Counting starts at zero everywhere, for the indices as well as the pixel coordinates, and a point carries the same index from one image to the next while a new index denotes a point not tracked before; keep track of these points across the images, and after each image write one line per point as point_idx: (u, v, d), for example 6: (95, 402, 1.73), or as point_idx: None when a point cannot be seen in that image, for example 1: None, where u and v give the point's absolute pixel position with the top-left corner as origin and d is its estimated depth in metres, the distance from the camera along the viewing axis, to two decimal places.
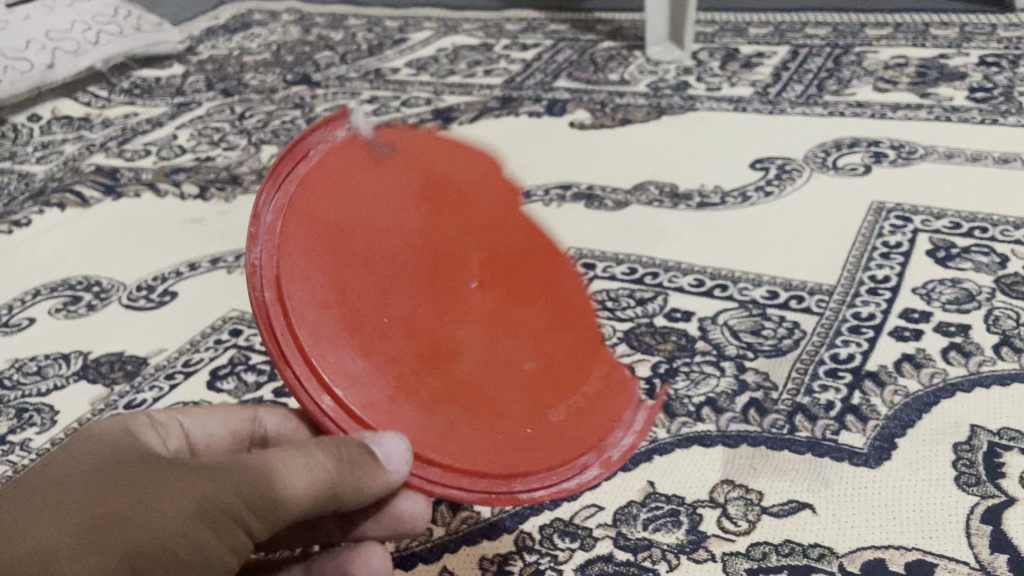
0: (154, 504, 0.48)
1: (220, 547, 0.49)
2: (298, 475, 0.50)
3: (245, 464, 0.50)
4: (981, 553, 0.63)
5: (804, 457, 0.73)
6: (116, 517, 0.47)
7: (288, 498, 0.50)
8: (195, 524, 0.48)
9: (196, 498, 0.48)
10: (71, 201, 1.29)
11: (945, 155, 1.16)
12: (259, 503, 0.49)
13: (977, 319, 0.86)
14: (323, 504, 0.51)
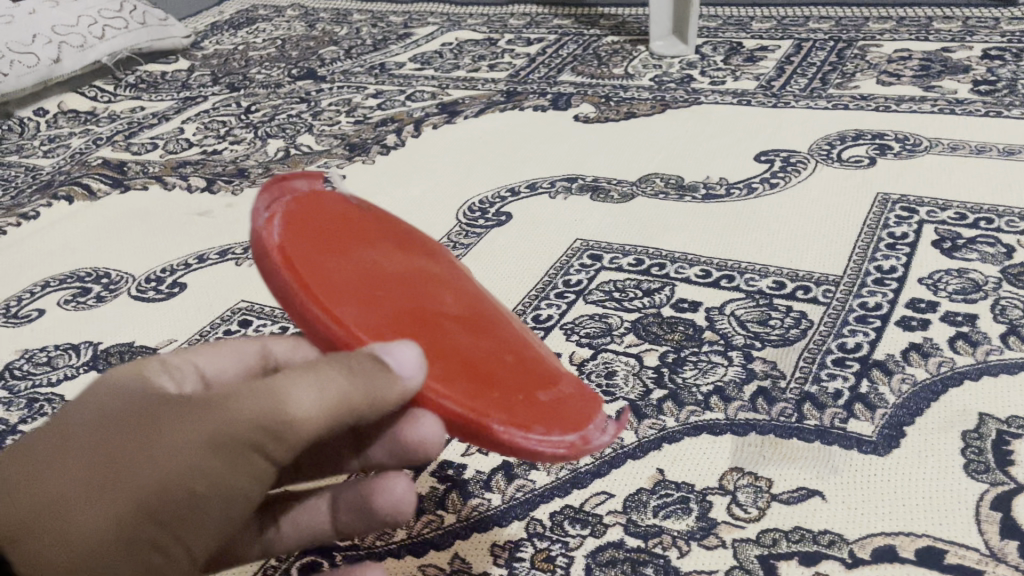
0: (153, 446, 0.45)
1: (236, 480, 0.45)
2: (308, 394, 0.44)
3: (252, 386, 0.45)
4: (991, 539, 0.64)
5: (812, 445, 0.73)
6: (113, 465, 0.45)
7: (300, 420, 0.44)
8: (202, 458, 0.44)
9: (199, 431, 0.45)
10: (78, 194, 1.29)
11: (950, 147, 1.17)
12: (268, 429, 0.44)
13: (983, 308, 0.87)
14: (344, 424, 0.46)
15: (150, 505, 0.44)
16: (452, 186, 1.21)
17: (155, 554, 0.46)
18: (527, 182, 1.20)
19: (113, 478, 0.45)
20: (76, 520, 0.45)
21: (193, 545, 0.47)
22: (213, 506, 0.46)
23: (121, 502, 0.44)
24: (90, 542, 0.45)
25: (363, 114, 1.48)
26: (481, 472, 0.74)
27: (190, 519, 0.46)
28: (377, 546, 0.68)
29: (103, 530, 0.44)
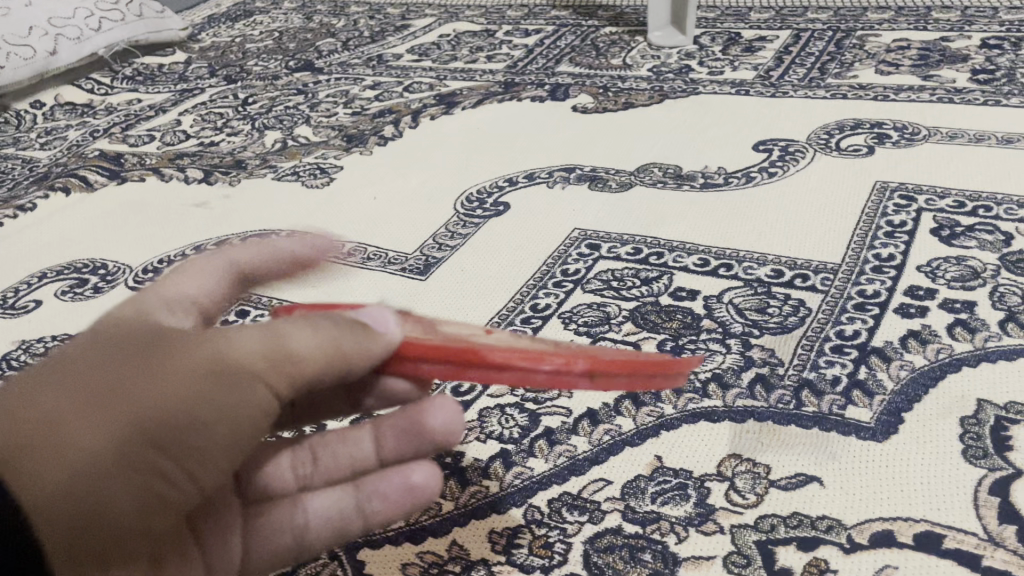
0: (156, 373, 0.46)
1: (244, 411, 0.46)
2: (306, 332, 0.47)
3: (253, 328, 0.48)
4: (989, 524, 0.64)
5: (810, 431, 0.73)
6: (113, 394, 0.45)
7: (301, 354, 0.47)
8: (211, 383, 0.45)
9: (205, 361, 0.46)
10: (75, 185, 1.29)
11: (949, 135, 1.16)
12: (271, 360, 0.46)
13: (982, 295, 0.87)
14: (341, 369, 0.48)
15: (155, 426, 0.44)
16: (451, 176, 1.21)
17: (164, 483, 0.45)
18: (526, 172, 1.20)
19: (115, 402, 0.45)
20: (75, 443, 0.43)
21: (202, 479, 0.47)
22: (223, 438, 0.46)
23: (130, 422, 0.44)
24: (91, 466, 0.43)
25: (361, 105, 1.48)
26: (480, 460, 0.74)
27: (196, 448, 0.45)
28: (375, 535, 0.68)
29: (106, 449, 0.43)
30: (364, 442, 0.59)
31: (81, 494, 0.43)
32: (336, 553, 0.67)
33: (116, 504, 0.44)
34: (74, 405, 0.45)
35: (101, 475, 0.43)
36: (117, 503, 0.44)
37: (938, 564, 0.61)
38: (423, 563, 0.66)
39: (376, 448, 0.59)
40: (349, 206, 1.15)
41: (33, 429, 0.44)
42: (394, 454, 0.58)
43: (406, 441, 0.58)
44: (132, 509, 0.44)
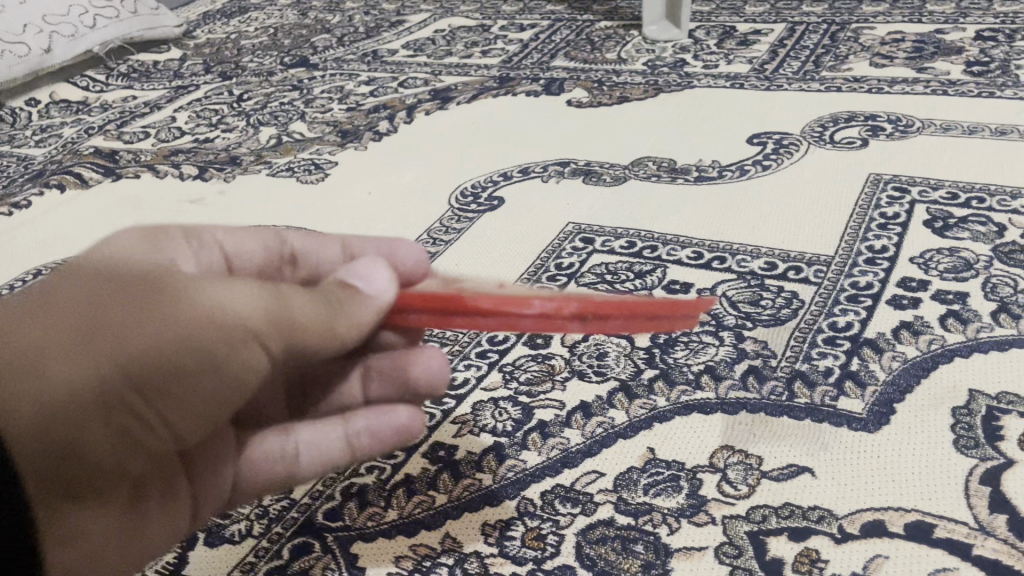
0: (152, 312, 0.46)
1: (232, 365, 0.48)
2: (307, 300, 0.49)
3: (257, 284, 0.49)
4: (980, 514, 0.64)
5: (803, 423, 0.73)
6: (108, 329, 0.45)
7: (302, 320, 0.48)
8: (205, 337, 0.46)
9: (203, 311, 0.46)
10: (70, 182, 1.30)
11: (942, 127, 1.16)
12: (268, 320, 0.48)
13: (974, 287, 0.87)
14: (336, 344, 0.50)
15: (142, 376, 0.45)
16: (445, 171, 1.21)
17: (142, 420, 0.47)
18: (520, 167, 1.20)
19: (109, 336, 0.45)
20: (57, 376, 0.44)
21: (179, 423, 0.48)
22: (207, 384, 0.48)
23: (115, 361, 0.45)
24: (70, 399, 0.44)
25: (356, 101, 1.48)
26: (473, 452, 0.75)
27: (173, 396, 0.47)
28: (369, 527, 0.69)
29: (95, 384, 0.44)
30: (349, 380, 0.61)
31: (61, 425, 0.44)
32: (330, 546, 0.67)
33: (95, 436, 0.45)
34: (64, 333, 0.45)
35: (77, 412, 0.44)
36: (93, 439, 0.45)
37: (928, 553, 0.62)
38: (416, 556, 0.66)
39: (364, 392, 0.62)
40: (343, 202, 1.15)
41: (26, 354, 0.44)
42: (379, 395, 0.61)
43: (389, 382, 0.61)
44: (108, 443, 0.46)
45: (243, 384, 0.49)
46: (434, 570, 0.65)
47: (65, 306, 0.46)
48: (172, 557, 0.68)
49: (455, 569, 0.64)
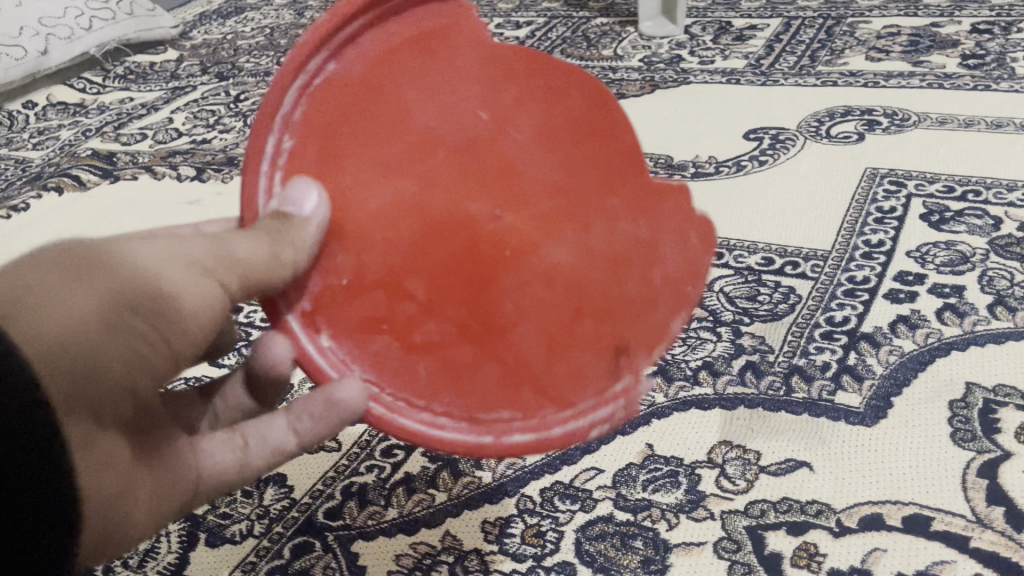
0: (115, 258, 0.45)
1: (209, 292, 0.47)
2: (246, 242, 0.48)
3: (203, 238, 0.48)
4: (977, 506, 0.64)
5: (800, 417, 0.74)
6: (85, 264, 0.44)
7: (244, 259, 0.47)
8: (180, 267, 0.46)
9: (168, 253, 0.47)
10: (68, 185, 1.30)
11: (939, 121, 1.17)
12: (216, 259, 0.47)
13: (971, 280, 0.87)
14: (284, 275, 0.49)
15: (142, 297, 0.44)
16: None
17: (148, 348, 0.45)
18: None
19: (95, 271, 0.44)
20: (64, 308, 0.42)
21: (178, 351, 0.47)
22: (200, 314, 0.47)
23: (108, 287, 0.44)
24: (86, 324, 0.43)
25: None
26: None
27: (176, 318, 0.46)
28: (368, 526, 0.69)
29: (97, 312, 0.43)
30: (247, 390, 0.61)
31: (76, 352, 0.42)
32: (330, 545, 0.68)
33: (103, 367, 0.44)
34: (50, 277, 0.43)
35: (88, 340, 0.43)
36: (108, 364, 0.44)
37: (926, 546, 0.62)
38: (416, 554, 0.66)
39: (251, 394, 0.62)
40: None
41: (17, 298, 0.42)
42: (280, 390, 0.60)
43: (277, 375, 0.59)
44: (118, 370, 0.45)
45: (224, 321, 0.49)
46: (434, 568, 0.65)
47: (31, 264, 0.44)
48: (173, 558, 0.68)
49: (455, 567, 0.65)
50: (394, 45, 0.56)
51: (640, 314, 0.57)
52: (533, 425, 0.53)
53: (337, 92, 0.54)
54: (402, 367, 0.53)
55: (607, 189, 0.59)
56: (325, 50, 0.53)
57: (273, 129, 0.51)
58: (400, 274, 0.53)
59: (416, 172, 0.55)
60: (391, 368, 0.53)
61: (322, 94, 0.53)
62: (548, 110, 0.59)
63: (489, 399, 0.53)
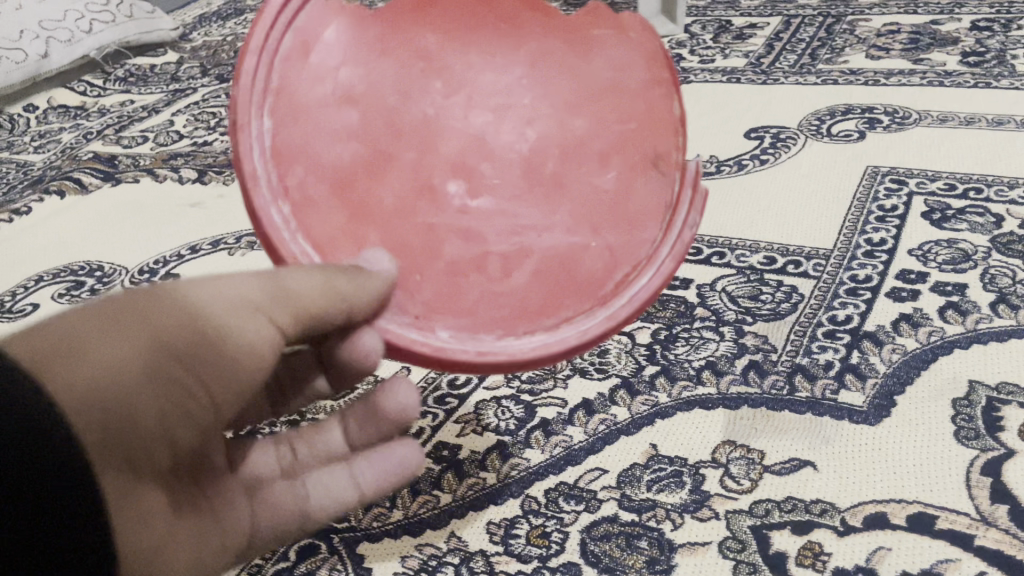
0: (167, 303, 0.51)
1: (251, 339, 0.53)
2: (303, 275, 0.53)
3: (261, 275, 0.54)
4: (981, 504, 0.65)
5: (803, 416, 0.74)
6: (135, 312, 0.50)
7: (298, 295, 0.53)
8: (224, 314, 0.52)
9: (214, 300, 0.52)
10: (70, 188, 1.30)
11: (940, 119, 1.17)
12: (273, 297, 0.53)
13: (973, 278, 0.87)
14: (341, 308, 0.54)
15: (181, 348, 0.51)
16: None
17: (182, 393, 0.52)
18: None
19: (144, 319, 0.50)
20: (109, 354, 0.48)
21: (215, 396, 0.53)
22: (235, 363, 0.53)
23: (151, 336, 0.50)
24: (127, 370, 0.49)
25: None
26: (476, 451, 0.75)
27: (214, 367, 0.52)
28: (374, 528, 0.69)
29: (136, 362, 0.49)
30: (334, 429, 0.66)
31: (114, 402, 0.48)
32: (336, 547, 0.68)
33: (139, 413, 0.50)
34: (97, 322, 0.49)
35: (129, 383, 0.49)
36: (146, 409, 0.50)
37: (931, 545, 0.62)
38: (422, 555, 0.66)
39: (346, 437, 0.66)
40: None
41: (69, 340, 0.48)
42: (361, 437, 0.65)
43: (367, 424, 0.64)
44: (155, 415, 0.51)
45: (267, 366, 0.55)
46: (440, 569, 0.65)
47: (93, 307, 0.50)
48: None
49: (461, 567, 0.65)
50: (293, 58, 0.59)
51: (641, 121, 0.67)
52: (649, 258, 0.64)
53: (289, 130, 0.58)
54: (507, 306, 0.62)
55: (543, 54, 0.70)
56: (252, 116, 0.56)
57: (270, 205, 0.55)
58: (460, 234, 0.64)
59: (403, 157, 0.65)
60: (506, 311, 0.62)
61: (277, 149, 0.57)
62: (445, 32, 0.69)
63: (604, 266, 0.64)
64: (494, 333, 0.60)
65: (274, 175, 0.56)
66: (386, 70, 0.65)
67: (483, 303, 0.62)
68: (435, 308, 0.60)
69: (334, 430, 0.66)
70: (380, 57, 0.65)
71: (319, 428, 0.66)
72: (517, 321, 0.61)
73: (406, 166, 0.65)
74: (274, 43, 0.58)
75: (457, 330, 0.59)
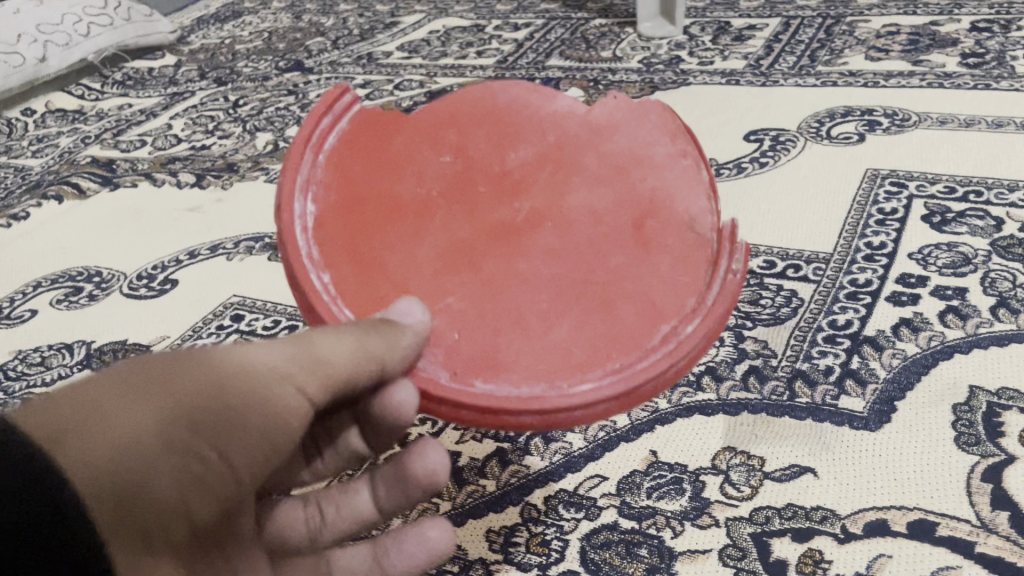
0: (190, 371, 0.49)
1: (278, 409, 0.51)
2: (333, 341, 0.52)
3: (288, 340, 0.53)
4: (982, 511, 0.64)
5: (804, 422, 0.74)
6: (154, 380, 0.48)
7: (328, 360, 0.52)
8: (250, 381, 0.50)
9: (237, 367, 0.50)
10: (68, 193, 1.30)
11: (939, 121, 1.16)
12: (303, 364, 0.52)
13: (973, 281, 0.87)
14: (371, 370, 0.54)
15: (201, 418, 0.49)
16: None
17: (198, 465, 0.49)
18: None
19: (164, 386, 0.48)
20: (124, 427, 0.46)
21: (236, 470, 0.51)
22: (257, 429, 0.50)
23: (170, 406, 0.48)
24: (142, 442, 0.47)
25: None
26: (476, 459, 0.75)
27: (238, 437, 0.50)
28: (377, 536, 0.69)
29: (148, 433, 0.47)
30: (361, 491, 0.64)
31: (124, 475, 0.46)
32: None
33: (151, 487, 0.47)
34: (114, 391, 0.47)
35: (142, 456, 0.47)
36: (160, 486, 0.48)
37: (931, 552, 0.62)
38: None
39: (374, 500, 0.64)
40: None
41: (84, 409, 0.46)
42: (389, 500, 0.63)
43: (396, 490, 0.62)
44: (168, 488, 0.48)
45: (294, 432, 0.53)
46: None
47: (118, 375, 0.48)
48: None
49: None
50: (337, 151, 0.64)
51: (678, 183, 0.64)
52: (695, 307, 0.59)
53: (331, 212, 0.61)
54: (552, 354, 0.59)
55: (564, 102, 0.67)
56: (297, 198, 0.61)
57: (312, 273, 0.58)
58: (493, 295, 0.60)
59: (433, 220, 0.63)
60: (554, 362, 0.58)
61: (319, 228, 0.61)
62: (481, 107, 0.67)
63: (650, 319, 0.59)
64: (537, 384, 0.57)
65: (310, 248, 0.60)
66: (415, 129, 0.66)
67: (533, 351, 0.59)
68: (475, 367, 0.58)
69: (360, 493, 0.64)
70: (412, 124, 0.66)
71: (345, 489, 0.64)
72: (563, 372, 0.58)
73: (438, 235, 0.62)
74: (320, 140, 0.64)
75: (501, 384, 0.57)
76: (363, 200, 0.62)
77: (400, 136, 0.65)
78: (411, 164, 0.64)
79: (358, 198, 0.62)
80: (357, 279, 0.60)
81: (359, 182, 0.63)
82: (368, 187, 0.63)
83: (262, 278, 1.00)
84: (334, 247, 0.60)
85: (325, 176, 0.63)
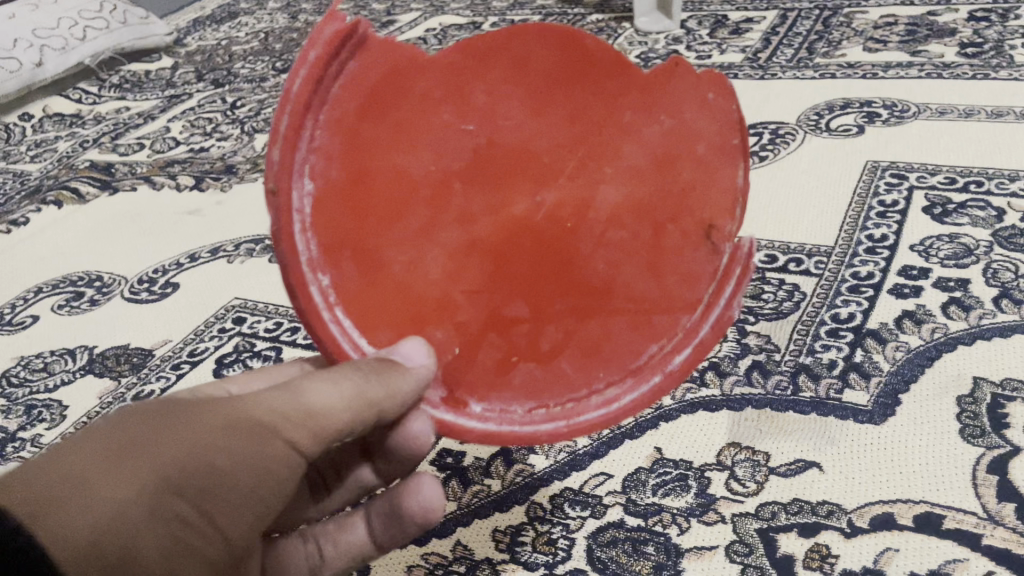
0: (172, 428, 0.46)
1: (268, 463, 0.48)
2: (328, 388, 0.51)
3: (279, 392, 0.50)
4: (988, 503, 0.64)
5: (809, 416, 0.74)
6: (136, 443, 0.44)
7: (321, 410, 0.50)
8: (237, 438, 0.47)
9: (223, 421, 0.47)
10: (67, 198, 1.29)
11: (939, 111, 1.16)
12: (293, 418, 0.49)
13: (975, 273, 0.87)
14: (366, 415, 0.52)
15: (188, 479, 0.45)
16: None
17: (185, 530, 0.45)
18: None
19: (145, 449, 0.44)
20: (108, 497, 0.42)
21: (225, 532, 0.47)
22: (244, 486, 0.47)
23: (155, 471, 0.44)
24: (130, 509, 0.43)
25: None
26: (481, 459, 0.75)
27: (225, 496, 0.46)
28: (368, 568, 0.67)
29: (133, 500, 0.43)
30: (358, 527, 0.63)
31: (110, 547, 0.42)
32: None
33: (138, 559, 0.43)
34: (96, 458, 0.43)
35: (130, 525, 0.42)
36: (149, 555, 0.43)
37: (939, 545, 0.62)
38: (429, 565, 0.66)
39: (371, 533, 0.63)
40: None
41: (64, 480, 0.42)
42: (386, 536, 0.62)
43: (393, 525, 0.62)
44: (156, 557, 0.44)
45: (283, 485, 0.50)
46: None
47: (95, 440, 0.44)
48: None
49: None
50: (343, 111, 0.53)
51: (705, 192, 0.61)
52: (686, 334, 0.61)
53: (335, 198, 0.53)
54: (551, 375, 0.59)
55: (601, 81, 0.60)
56: (295, 180, 0.52)
57: (310, 279, 0.53)
58: (500, 307, 0.58)
59: (447, 218, 0.58)
60: (548, 382, 0.59)
61: (317, 215, 0.53)
62: (519, 80, 0.59)
63: (643, 341, 0.60)
64: (527, 404, 0.59)
65: (308, 246, 0.53)
66: (436, 96, 0.57)
67: (530, 370, 0.59)
68: (470, 378, 0.58)
69: (357, 527, 0.63)
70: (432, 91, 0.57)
71: (344, 525, 0.64)
72: (553, 391, 0.59)
73: (453, 233, 0.58)
74: (324, 93, 0.52)
75: (491, 403, 0.58)
76: (373, 185, 0.55)
77: (416, 106, 0.56)
78: (427, 144, 0.57)
79: (366, 178, 0.55)
80: (359, 281, 0.55)
81: (369, 159, 0.55)
82: (381, 168, 0.55)
83: (261, 280, 1.00)
84: (336, 239, 0.54)
85: (326, 143, 0.53)
